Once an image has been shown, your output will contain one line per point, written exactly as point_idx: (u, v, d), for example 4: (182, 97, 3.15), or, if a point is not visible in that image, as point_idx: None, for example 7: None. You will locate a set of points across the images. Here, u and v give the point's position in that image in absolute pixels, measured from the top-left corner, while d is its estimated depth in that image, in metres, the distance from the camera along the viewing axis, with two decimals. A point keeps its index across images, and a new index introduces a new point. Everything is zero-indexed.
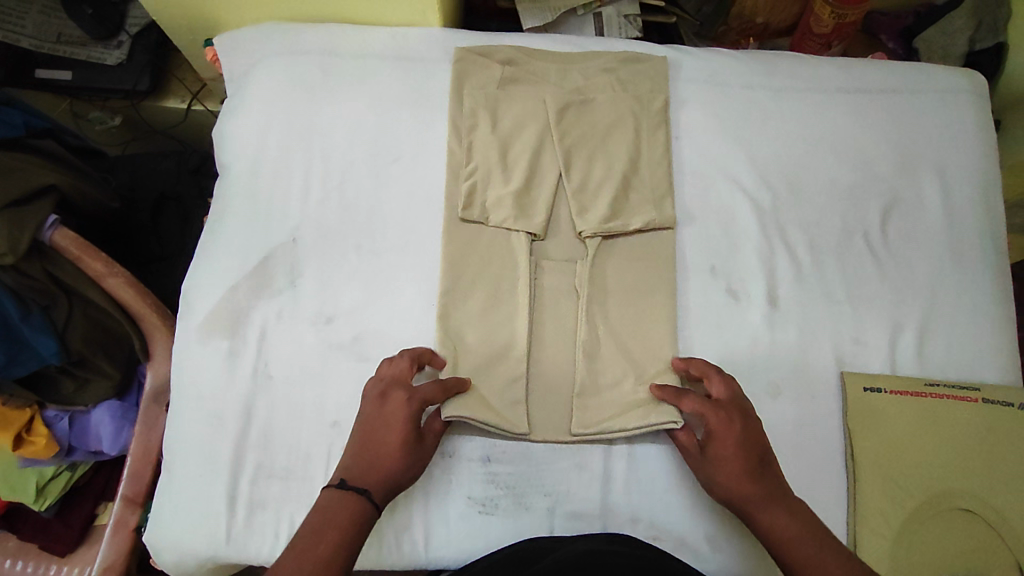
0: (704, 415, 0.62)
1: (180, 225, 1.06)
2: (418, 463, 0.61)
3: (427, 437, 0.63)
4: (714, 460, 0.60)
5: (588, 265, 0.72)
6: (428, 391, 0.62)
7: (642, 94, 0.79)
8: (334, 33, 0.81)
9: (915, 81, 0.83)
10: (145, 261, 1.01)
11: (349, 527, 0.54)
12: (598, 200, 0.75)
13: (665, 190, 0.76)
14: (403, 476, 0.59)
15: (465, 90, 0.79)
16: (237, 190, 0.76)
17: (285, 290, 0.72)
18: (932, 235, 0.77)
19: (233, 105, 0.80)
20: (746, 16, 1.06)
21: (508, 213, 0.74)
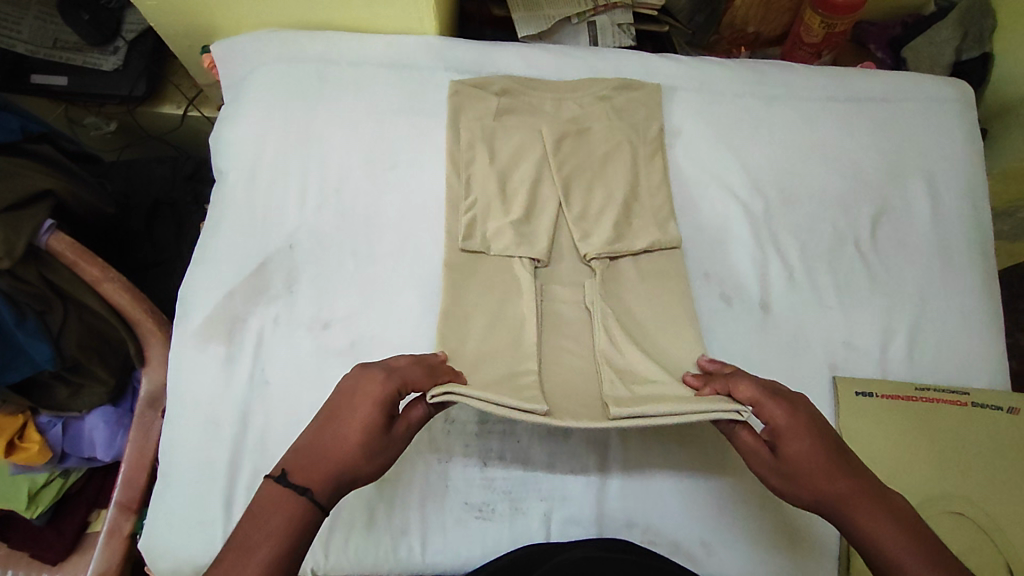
0: (765, 408, 0.56)
1: (175, 232, 1.06)
2: (380, 458, 0.53)
3: (398, 431, 0.55)
4: (793, 459, 0.53)
5: (599, 286, 0.71)
6: (410, 372, 0.56)
7: (637, 122, 0.80)
8: (331, 40, 0.82)
9: (902, 91, 0.84)
10: (139, 267, 1.01)
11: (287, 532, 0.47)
12: (600, 225, 0.75)
13: (667, 215, 0.76)
14: (358, 471, 0.51)
15: (461, 122, 0.79)
16: (235, 196, 0.76)
17: (282, 295, 0.72)
18: (920, 242, 0.78)
19: (231, 112, 0.81)
20: (738, 25, 1.08)
21: (510, 242, 0.73)
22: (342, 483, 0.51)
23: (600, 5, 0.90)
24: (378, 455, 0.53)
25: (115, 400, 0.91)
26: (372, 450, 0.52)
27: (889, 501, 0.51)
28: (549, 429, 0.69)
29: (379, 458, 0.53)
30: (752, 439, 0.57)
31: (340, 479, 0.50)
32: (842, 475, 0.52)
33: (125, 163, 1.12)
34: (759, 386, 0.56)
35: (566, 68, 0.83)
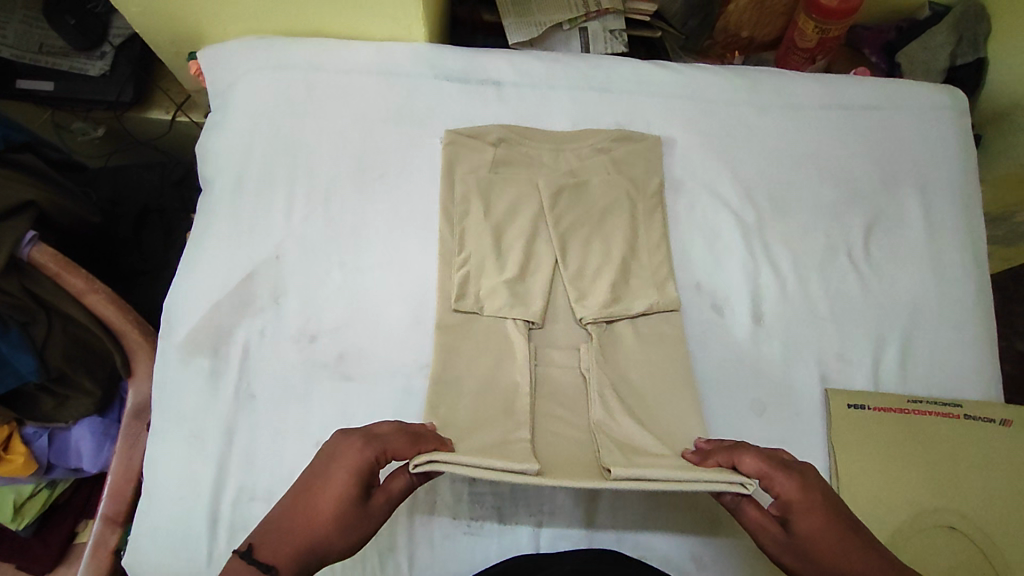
0: (774, 480, 0.54)
1: (163, 239, 1.06)
2: (355, 533, 0.51)
3: (377, 506, 0.53)
4: (810, 536, 0.51)
5: (595, 351, 0.69)
6: (393, 442, 0.54)
7: (636, 176, 0.77)
8: (317, 47, 0.81)
9: (897, 98, 0.84)
10: (127, 275, 1.01)
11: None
12: (596, 286, 0.73)
13: (666, 274, 0.73)
14: (330, 550, 0.49)
15: (456, 175, 0.76)
16: (220, 208, 0.75)
17: (268, 307, 0.71)
18: (915, 252, 0.78)
19: (218, 121, 0.80)
20: (732, 31, 1.07)
21: (503, 302, 0.71)
22: (313, 562, 0.49)
23: (592, 11, 0.89)
24: (355, 534, 0.51)
25: (102, 411, 0.90)
26: (347, 527, 0.50)
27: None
28: None
29: (356, 537, 0.51)
30: (760, 516, 0.55)
31: (307, 554, 0.49)
32: (856, 551, 0.50)
33: (112, 168, 1.13)
34: (764, 459, 0.55)
35: (557, 77, 0.82)
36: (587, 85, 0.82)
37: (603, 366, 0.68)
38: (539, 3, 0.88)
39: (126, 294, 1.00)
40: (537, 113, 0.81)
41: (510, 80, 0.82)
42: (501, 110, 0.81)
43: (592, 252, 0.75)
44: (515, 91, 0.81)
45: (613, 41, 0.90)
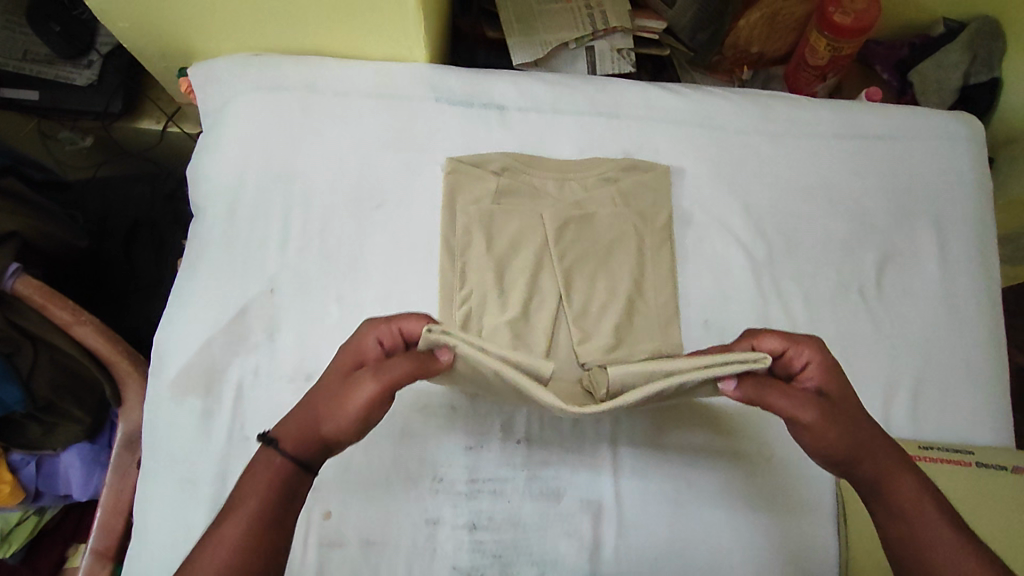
0: (797, 355, 0.56)
1: (155, 259, 1.05)
2: (343, 404, 0.53)
3: (360, 380, 0.53)
4: (838, 403, 0.54)
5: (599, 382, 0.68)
6: (407, 325, 0.57)
7: (644, 209, 0.75)
8: (313, 67, 0.78)
9: (913, 127, 0.82)
10: (119, 294, 1.00)
11: (265, 507, 0.48)
12: (600, 327, 0.71)
13: (671, 313, 0.72)
14: (322, 424, 0.52)
15: (457, 206, 0.74)
16: (213, 238, 0.73)
17: (262, 344, 0.69)
18: (925, 290, 0.76)
19: (209, 143, 0.77)
20: (742, 46, 1.04)
21: (506, 343, 0.69)
22: (311, 437, 0.52)
23: (599, 30, 0.85)
24: (339, 408, 0.52)
25: (93, 436, 0.88)
26: (334, 401, 0.53)
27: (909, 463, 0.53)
28: (541, 489, 0.67)
29: (340, 410, 0.52)
30: (799, 395, 0.53)
31: (304, 428, 0.53)
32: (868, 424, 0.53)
33: (102, 179, 1.10)
34: (784, 335, 0.56)
35: (562, 100, 0.80)
36: (594, 109, 0.79)
37: None
38: (544, 22, 0.85)
39: (121, 313, 0.99)
40: (542, 139, 0.78)
41: (514, 104, 0.79)
42: (505, 135, 0.78)
43: (599, 284, 0.73)
44: (520, 117, 0.78)
45: (621, 62, 0.86)
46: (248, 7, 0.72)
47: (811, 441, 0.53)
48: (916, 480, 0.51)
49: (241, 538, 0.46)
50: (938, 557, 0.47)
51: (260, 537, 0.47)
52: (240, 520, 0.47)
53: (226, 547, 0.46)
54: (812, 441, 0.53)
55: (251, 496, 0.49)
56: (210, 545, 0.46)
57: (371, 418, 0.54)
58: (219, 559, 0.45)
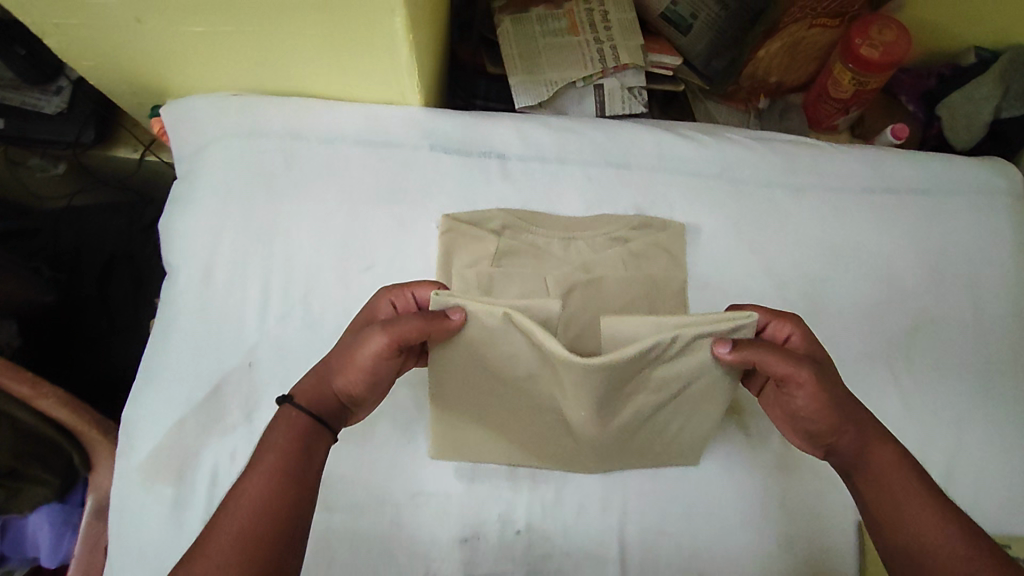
0: (785, 329, 0.57)
1: (132, 292, 0.99)
2: (349, 358, 0.54)
3: (367, 335, 0.54)
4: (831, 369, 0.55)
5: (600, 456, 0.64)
6: (417, 290, 0.59)
7: (657, 273, 0.69)
8: (296, 111, 0.71)
9: (946, 183, 0.76)
10: (95, 336, 0.95)
11: (292, 460, 0.49)
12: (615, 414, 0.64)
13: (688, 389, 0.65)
14: (333, 378, 0.55)
15: (454, 268, 0.68)
16: (186, 302, 0.67)
17: (239, 425, 0.64)
18: (954, 363, 0.71)
19: (183, 194, 0.71)
20: (761, 76, 0.97)
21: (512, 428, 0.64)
22: (324, 392, 0.54)
23: (609, 67, 0.78)
24: (348, 363, 0.54)
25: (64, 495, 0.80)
26: (342, 357, 0.55)
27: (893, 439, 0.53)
28: None
29: (349, 365, 0.54)
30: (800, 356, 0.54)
31: (315, 386, 0.54)
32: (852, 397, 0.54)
33: (71, 208, 1.03)
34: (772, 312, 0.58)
35: (569, 148, 0.73)
36: (604, 159, 0.73)
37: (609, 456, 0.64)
38: (549, 60, 0.78)
39: (102, 356, 0.95)
40: (546, 194, 0.72)
41: (516, 152, 0.72)
42: (506, 188, 0.71)
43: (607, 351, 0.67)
44: (523, 167, 0.72)
45: (633, 101, 0.80)
46: (221, 52, 0.64)
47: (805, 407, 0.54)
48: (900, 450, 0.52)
49: (267, 490, 0.47)
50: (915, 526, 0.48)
51: (286, 486, 0.47)
52: (265, 473, 0.47)
53: (252, 498, 0.46)
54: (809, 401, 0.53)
55: (274, 447, 0.49)
56: (236, 497, 0.46)
57: (380, 371, 0.55)
58: (246, 506, 0.45)
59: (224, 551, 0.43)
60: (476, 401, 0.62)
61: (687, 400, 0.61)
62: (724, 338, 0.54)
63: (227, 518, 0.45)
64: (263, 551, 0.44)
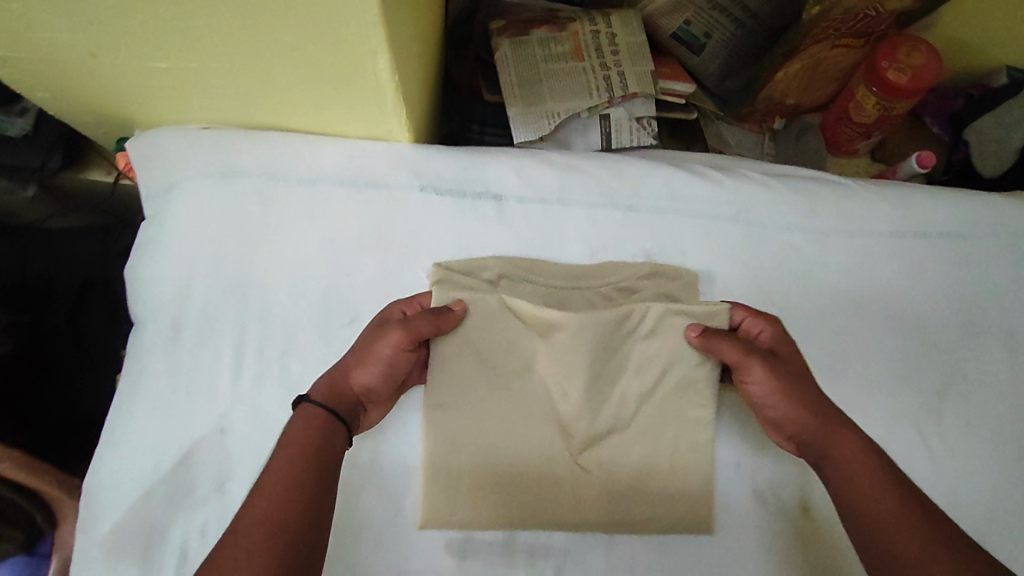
0: (749, 326, 0.62)
1: (107, 324, 0.93)
2: (370, 353, 0.58)
3: (389, 330, 0.58)
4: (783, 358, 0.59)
5: (609, 497, 0.62)
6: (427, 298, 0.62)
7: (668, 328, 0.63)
8: (273, 147, 0.65)
9: (981, 225, 0.71)
10: (66, 371, 0.89)
11: (315, 450, 0.51)
12: (614, 470, 0.62)
13: (688, 446, 0.63)
14: (351, 375, 0.57)
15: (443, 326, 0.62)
16: (155, 360, 0.62)
17: (211, 497, 0.59)
18: (989, 424, 0.66)
19: (150, 239, 0.65)
20: (778, 97, 0.88)
21: (516, 476, 0.62)
22: (343, 390, 0.56)
23: (616, 97, 0.73)
24: (368, 358, 0.58)
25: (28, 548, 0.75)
26: (359, 354, 0.58)
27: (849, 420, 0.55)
28: None
29: (367, 360, 0.57)
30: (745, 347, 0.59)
31: (332, 383, 0.56)
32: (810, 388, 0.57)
33: (45, 229, 0.97)
34: (745, 308, 0.63)
35: (572, 189, 0.67)
36: (609, 200, 0.67)
37: (617, 499, 0.62)
38: (551, 88, 0.73)
39: (71, 397, 0.88)
40: (546, 239, 0.66)
41: (514, 194, 0.66)
42: (503, 233, 0.66)
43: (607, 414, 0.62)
44: (522, 210, 0.66)
45: (642, 133, 0.75)
46: (188, 87, 0.58)
47: (764, 398, 0.59)
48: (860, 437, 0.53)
49: (290, 478, 0.48)
50: (861, 503, 0.50)
51: (308, 481, 0.49)
52: (286, 463, 0.49)
53: (277, 490, 0.47)
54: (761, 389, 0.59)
55: (291, 441, 0.51)
56: (261, 487, 0.48)
57: (399, 365, 0.59)
58: (276, 496, 0.47)
59: (255, 537, 0.45)
60: (473, 416, 0.62)
61: (680, 418, 0.63)
62: (694, 325, 0.62)
63: (255, 507, 0.46)
64: (295, 534, 0.46)
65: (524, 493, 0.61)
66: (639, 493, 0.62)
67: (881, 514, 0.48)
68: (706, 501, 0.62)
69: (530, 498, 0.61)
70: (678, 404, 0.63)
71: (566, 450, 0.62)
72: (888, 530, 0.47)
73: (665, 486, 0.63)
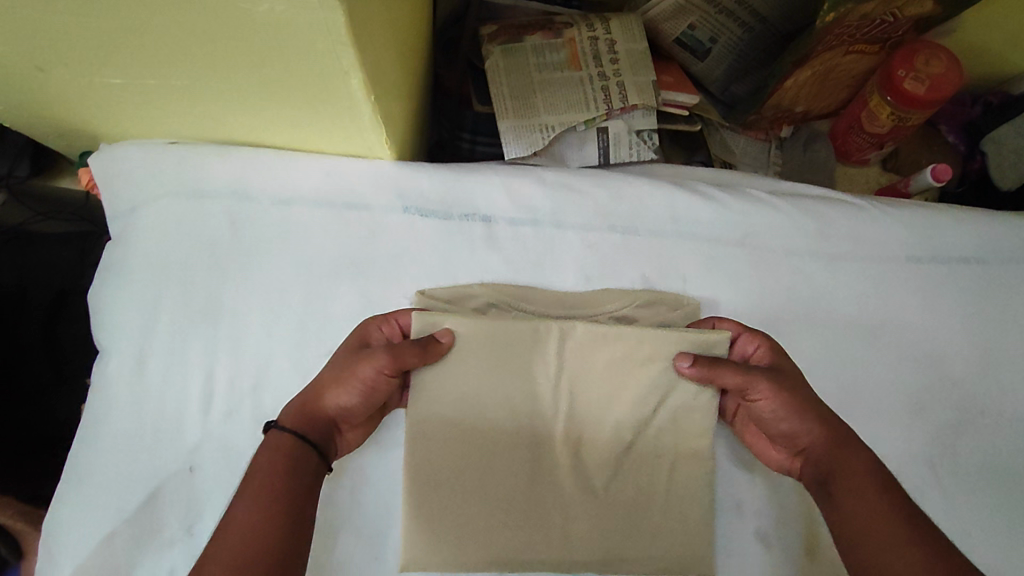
0: (745, 342, 0.57)
1: (84, 337, 0.82)
2: (348, 382, 0.52)
3: (368, 357, 0.52)
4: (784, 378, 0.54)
5: (610, 537, 0.56)
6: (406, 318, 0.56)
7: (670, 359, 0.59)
8: (245, 164, 0.60)
9: (1001, 249, 0.67)
10: (35, 389, 0.80)
11: (286, 480, 0.47)
12: (614, 510, 0.57)
13: (696, 488, 0.58)
14: (324, 401, 0.52)
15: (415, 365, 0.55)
16: (117, 391, 0.57)
17: (178, 540, 0.54)
18: (1009, 461, 0.62)
19: (116, 260, 0.60)
20: (787, 106, 0.83)
21: (508, 518, 0.55)
22: (316, 413, 0.52)
23: (615, 108, 0.70)
24: (345, 380, 0.52)
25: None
26: (338, 373, 0.53)
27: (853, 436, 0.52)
28: None
29: (343, 382, 0.52)
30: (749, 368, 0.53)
31: (304, 410, 0.51)
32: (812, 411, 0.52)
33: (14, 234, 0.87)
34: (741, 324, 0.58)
35: (566, 209, 0.63)
36: (606, 223, 0.63)
37: (618, 542, 0.56)
38: (545, 99, 0.70)
39: (42, 413, 0.79)
40: (539, 264, 0.62)
41: (505, 215, 0.62)
42: (492, 258, 0.61)
43: (600, 447, 0.57)
44: (512, 233, 0.62)
45: (641, 147, 0.71)
46: (151, 103, 0.54)
47: (768, 417, 0.54)
48: (860, 449, 0.50)
49: (259, 510, 0.44)
50: (850, 507, 0.47)
51: (277, 516, 0.44)
52: (255, 493, 0.45)
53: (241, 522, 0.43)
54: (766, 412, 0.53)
55: (259, 471, 0.47)
56: (233, 517, 0.44)
57: (378, 395, 0.53)
58: (241, 530, 0.43)
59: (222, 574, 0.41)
60: (459, 442, 0.56)
61: (682, 459, 0.58)
62: (686, 353, 0.55)
63: (224, 541, 0.43)
64: (266, 569, 0.42)
65: (508, 532, 0.55)
66: (634, 527, 0.57)
67: (869, 518, 0.46)
68: (705, 542, 0.57)
69: (513, 532, 0.55)
70: (686, 441, 0.58)
71: (557, 478, 0.57)
72: (873, 533, 0.45)
73: (662, 522, 0.57)
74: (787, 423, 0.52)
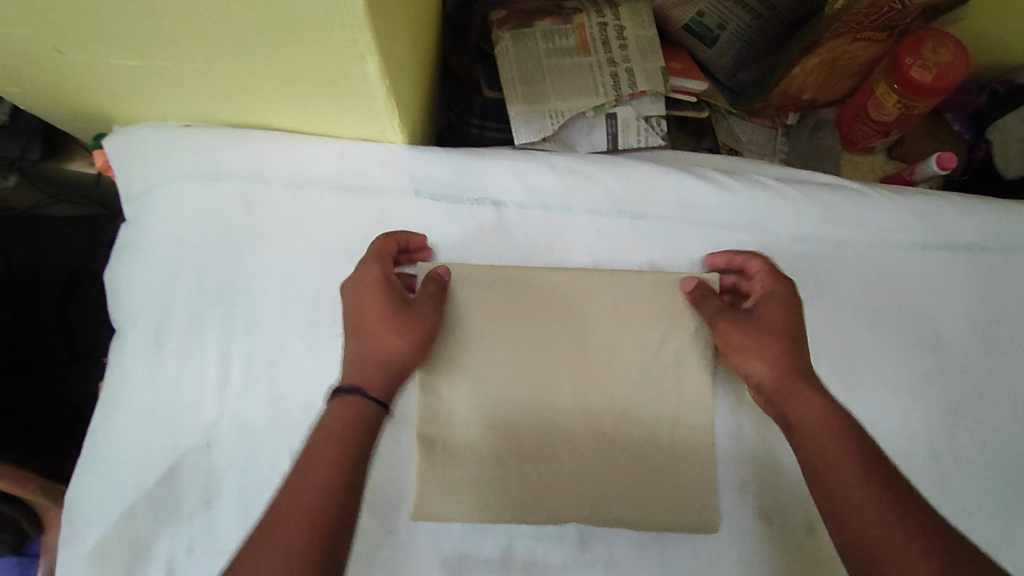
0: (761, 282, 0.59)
1: (95, 316, 0.84)
2: (414, 337, 0.54)
3: (423, 309, 0.55)
4: (755, 318, 0.56)
5: (615, 503, 0.57)
6: (388, 249, 0.58)
7: (675, 333, 0.60)
8: (259, 147, 0.61)
9: (1006, 237, 0.68)
10: (51, 367, 0.82)
11: (357, 443, 0.48)
12: (620, 475, 0.58)
13: (700, 463, 0.59)
14: (401, 362, 0.53)
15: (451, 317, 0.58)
16: (134, 368, 0.58)
17: (197, 513, 0.56)
18: (1007, 442, 0.63)
19: (131, 241, 0.61)
20: (793, 93, 0.84)
21: (515, 479, 0.57)
22: (397, 377, 0.53)
23: (624, 95, 0.71)
24: (411, 340, 0.54)
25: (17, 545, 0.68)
26: (400, 333, 0.53)
27: (811, 379, 0.53)
28: None
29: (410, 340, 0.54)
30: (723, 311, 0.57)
31: (385, 374, 0.52)
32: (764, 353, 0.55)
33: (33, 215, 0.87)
34: (768, 270, 0.59)
35: (576, 194, 0.64)
36: (614, 207, 0.64)
37: (624, 509, 0.57)
38: (554, 85, 0.71)
39: (58, 390, 0.81)
40: (548, 247, 0.63)
41: (515, 199, 0.63)
42: (502, 240, 0.62)
43: (607, 419, 0.58)
44: (522, 217, 0.63)
45: (649, 132, 0.72)
46: (166, 85, 0.54)
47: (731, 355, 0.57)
48: (816, 395, 0.51)
49: (329, 477, 0.46)
50: (807, 450, 0.49)
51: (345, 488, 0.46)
52: (326, 463, 0.47)
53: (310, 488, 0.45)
54: (733, 352, 0.57)
55: (327, 437, 0.48)
56: (297, 484, 0.45)
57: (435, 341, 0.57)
58: (313, 499, 0.44)
59: (294, 521, 0.43)
60: (472, 391, 0.57)
61: (688, 433, 0.59)
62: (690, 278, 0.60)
63: (291, 504, 0.44)
64: (339, 522, 0.44)
65: (516, 486, 0.57)
66: (638, 487, 0.58)
67: (822, 456, 0.48)
68: (710, 508, 0.58)
69: (523, 479, 0.57)
70: (690, 418, 0.59)
71: (565, 430, 0.58)
72: (821, 467, 0.48)
73: (668, 494, 0.58)
74: (746, 361, 0.56)
